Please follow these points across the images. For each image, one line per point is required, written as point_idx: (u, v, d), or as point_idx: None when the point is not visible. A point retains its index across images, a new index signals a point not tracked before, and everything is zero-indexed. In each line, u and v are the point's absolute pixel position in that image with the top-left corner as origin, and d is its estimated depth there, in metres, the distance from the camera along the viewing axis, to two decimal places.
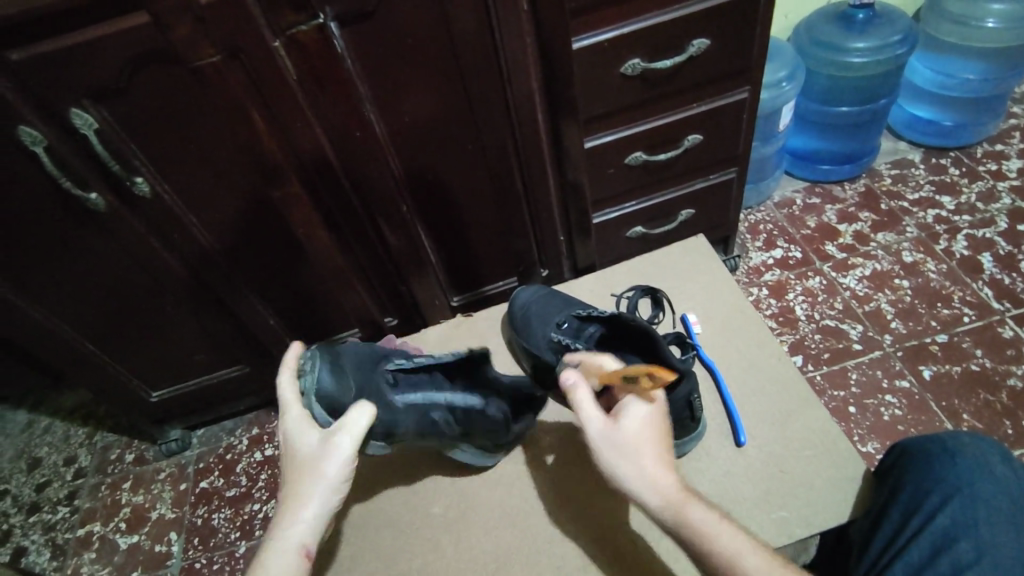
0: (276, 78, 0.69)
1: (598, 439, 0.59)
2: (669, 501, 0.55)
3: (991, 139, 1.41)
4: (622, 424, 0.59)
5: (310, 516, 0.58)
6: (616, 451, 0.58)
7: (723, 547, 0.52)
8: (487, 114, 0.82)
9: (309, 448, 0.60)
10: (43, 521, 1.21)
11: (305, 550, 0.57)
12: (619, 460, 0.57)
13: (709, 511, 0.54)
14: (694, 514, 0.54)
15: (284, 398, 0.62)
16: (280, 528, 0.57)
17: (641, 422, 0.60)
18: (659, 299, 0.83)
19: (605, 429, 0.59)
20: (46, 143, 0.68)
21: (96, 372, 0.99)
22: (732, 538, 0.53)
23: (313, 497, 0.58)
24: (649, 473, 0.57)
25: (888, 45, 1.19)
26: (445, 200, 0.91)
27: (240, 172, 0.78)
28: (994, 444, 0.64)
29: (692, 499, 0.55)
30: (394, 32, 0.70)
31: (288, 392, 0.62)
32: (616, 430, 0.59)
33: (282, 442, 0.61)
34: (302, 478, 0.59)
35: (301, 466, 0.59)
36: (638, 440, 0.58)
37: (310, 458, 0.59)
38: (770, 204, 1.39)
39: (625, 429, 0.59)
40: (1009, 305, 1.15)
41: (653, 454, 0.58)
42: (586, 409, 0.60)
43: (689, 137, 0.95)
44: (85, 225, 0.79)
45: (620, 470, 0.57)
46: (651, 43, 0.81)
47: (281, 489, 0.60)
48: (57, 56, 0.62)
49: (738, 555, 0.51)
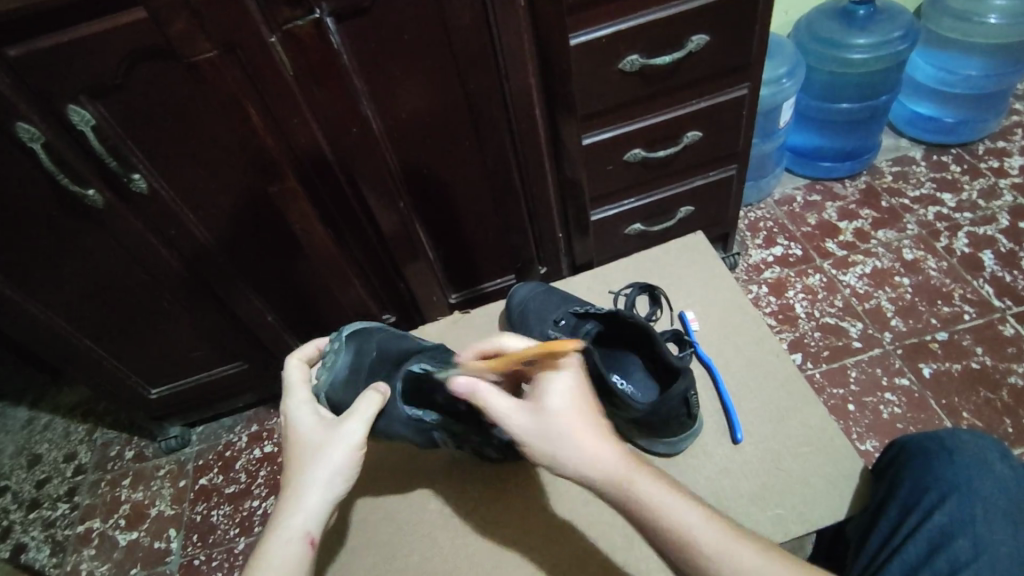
0: (273, 74, 0.69)
1: (528, 428, 0.55)
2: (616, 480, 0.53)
3: (993, 136, 1.40)
4: (551, 409, 0.55)
5: (315, 502, 0.58)
6: (551, 437, 0.54)
7: (675, 522, 0.51)
8: (485, 111, 0.82)
9: (317, 436, 0.62)
10: (43, 517, 1.21)
11: (309, 537, 0.57)
12: (555, 446, 0.54)
13: (655, 482, 0.53)
14: (642, 488, 0.52)
15: (294, 385, 0.67)
16: (284, 515, 0.58)
17: (570, 400, 0.56)
18: (657, 296, 0.83)
19: (532, 418, 0.55)
20: (43, 139, 0.68)
21: (95, 369, 0.99)
22: (681, 506, 0.52)
23: (320, 484, 0.59)
24: (591, 455, 0.54)
25: (889, 42, 1.19)
26: (443, 197, 0.91)
27: (238, 169, 0.78)
28: (995, 443, 0.63)
29: (639, 471, 0.53)
30: (391, 28, 0.70)
31: (296, 377, 0.69)
32: (547, 415, 0.55)
33: (289, 433, 0.64)
34: (307, 464, 0.60)
35: (307, 453, 0.61)
36: (571, 422, 0.55)
37: (317, 446, 0.61)
38: (771, 201, 1.39)
39: (552, 412, 0.55)
40: (1010, 303, 1.14)
41: (589, 432, 0.55)
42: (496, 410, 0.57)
43: (688, 133, 0.95)
44: (83, 222, 0.79)
45: (559, 456, 0.54)
46: (650, 40, 0.80)
47: (286, 476, 0.60)
48: (54, 52, 0.62)
49: (687, 525, 0.51)
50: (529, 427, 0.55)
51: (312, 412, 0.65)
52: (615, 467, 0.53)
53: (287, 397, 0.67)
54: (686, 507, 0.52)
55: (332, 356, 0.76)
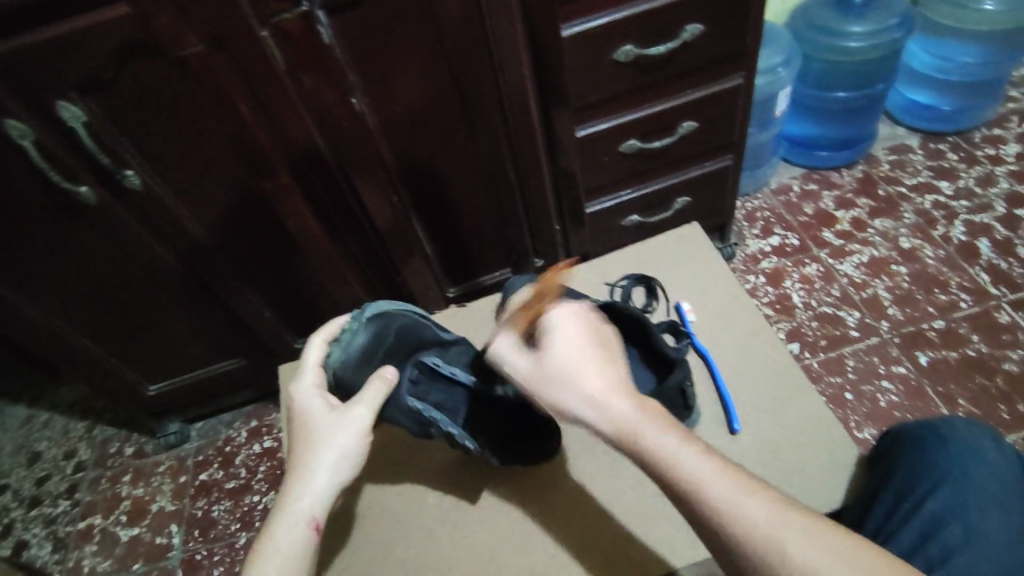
0: (263, 68, 0.69)
1: (535, 377, 0.55)
2: (620, 428, 0.50)
3: (989, 124, 1.40)
4: (553, 360, 0.54)
5: (321, 485, 0.59)
6: (553, 388, 0.53)
7: (679, 471, 0.47)
8: (478, 103, 0.81)
9: (323, 420, 0.62)
10: (44, 514, 1.21)
11: (314, 521, 0.57)
12: (559, 397, 0.53)
13: (663, 429, 0.49)
14: (648, 435, 0.49)
15: (306, 366, 0.68)
16: (291, 496, 0.58)
17: (567, 345, 0.55)
18: (652, 288, 0.84)
19: (537, 368, 0.55)
20: (35, 137, 0.68)
21: (93, 366, 0.99)
22: (694, 456, 0.47)
23: (328, 467, 0.59)
24: (596, 406, 0.51)
25: (885, 29, 1.18)
26: (438, 190, 0.91)
27: (231, 164, 0.78)
28: (986, 429, 0.64)
29: (645, 418, 0.50)
30: (382, 20, 0.70)
31: (312, 361, 0.69)
32: (551, 364, 0.54)
33: (296, 418, 0.64)
34: (314, 447, 0.60)
35: (314, 437, 0.61)
36: (575, 370, 0.53)
37: (324, 430, 0.62)
38: (767, 190, 1.39)
39: (554, 362, 0.54)
40: (1007, 290, 1.15)
41: (593, 379, 0.52)
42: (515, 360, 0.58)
43: (684, 124, 0.95)
44: (76, 219, 0.79)
45: (563, 404, 0.53)
46: (643, 30, 0.80)
47: (292, 460, 0.61)
48: (41, 48, 0.62)
49: (701, 480, 0.46)
50: (535, 376, 0.55)
51: (321, 396, 0.65)
52: (622, 414, 0.50)
53: (299, 379, 0.67)
54: (694, 454, 0.47)
55: (350, 333, 0.70)
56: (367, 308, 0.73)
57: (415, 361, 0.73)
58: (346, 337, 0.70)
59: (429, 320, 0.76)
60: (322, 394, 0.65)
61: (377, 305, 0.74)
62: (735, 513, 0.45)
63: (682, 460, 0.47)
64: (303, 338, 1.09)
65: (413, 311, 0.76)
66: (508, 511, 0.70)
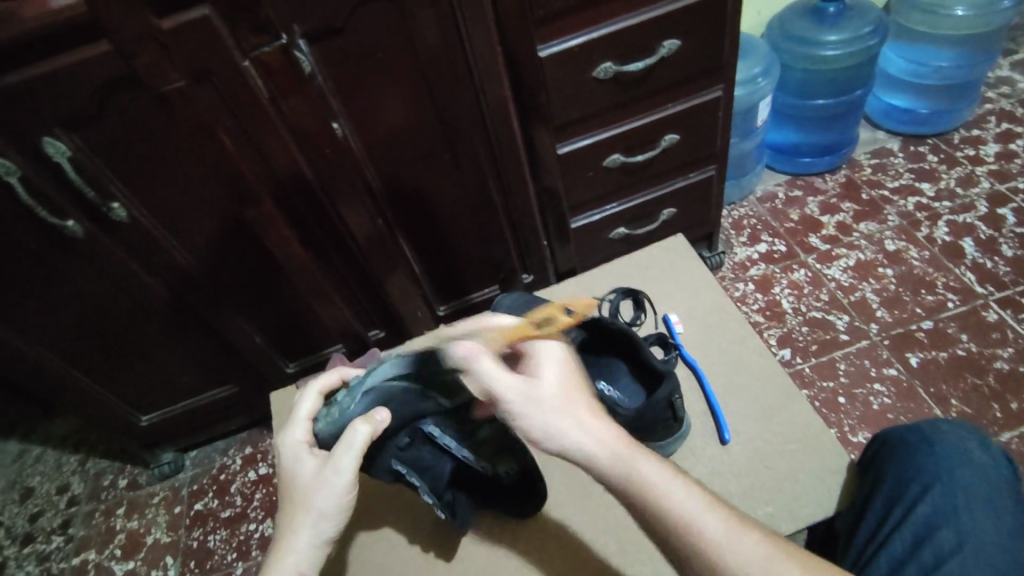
0: (247, 97, 0.69)
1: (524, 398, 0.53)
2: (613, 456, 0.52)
3: (968, 125, 1.42)
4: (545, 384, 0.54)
5: (303, 545, 0.57)
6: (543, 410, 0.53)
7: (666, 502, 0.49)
8: (461, 124, 0.82)
9: (305, 476, 0.59)
10: (37, 551, 1.20)
11: None
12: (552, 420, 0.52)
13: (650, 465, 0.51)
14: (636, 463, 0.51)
15: (296, 416, 0.63)
16: (273, 558, 0.57)
17: (557, 370, 0.55)
18: (639, 300, 0.82)
19: (528, 390, 0.54)
20: (19, 173, 0.68)
21: (83, 399, 0.99)
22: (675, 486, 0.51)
23: (309, 528, 0.57)
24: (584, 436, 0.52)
25: (860, 37, 1.20)
26: (424, 211, 0.92)
27: (217, 193, 0.78)
28: (973, 430, 0.64)
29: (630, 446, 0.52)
30: (363, 48, 0.71)
31: (303, 412, 0.64)
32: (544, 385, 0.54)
33: (282, 471, 0.61)
34: (297, 505, 0.58)
35: (295, 496, 0.58)
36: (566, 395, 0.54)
37: (305, 488, 0.58)
38: (753, 198, 1.40)
39: (548, 384, 0.54)
40: (993, 289, 1.16)
41: (580, 405, 0.54)
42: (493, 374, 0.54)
43: (666, 137, 0.96)
44: (63, 253, 0.79)
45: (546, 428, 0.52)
46: (621, 47, 0.81)
47: (280, 513, 0.59)
48: (24, 86, 0.62)
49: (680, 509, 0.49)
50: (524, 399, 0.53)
51: (306, 448, 0.61)
52: (612, 441, 0.52)
53: (285, 429, 0.63)
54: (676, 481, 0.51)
55: (345, 400, 0.61)
56: (368, 375, 0.63)
57: (410, 429, 0.66)
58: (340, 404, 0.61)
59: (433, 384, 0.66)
60: (306, 448, 0.61)
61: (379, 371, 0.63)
62: (717, 537, 0.48)
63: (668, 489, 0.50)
64: (295, 363, 1.09)
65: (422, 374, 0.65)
66: (503, 532, 0.72)
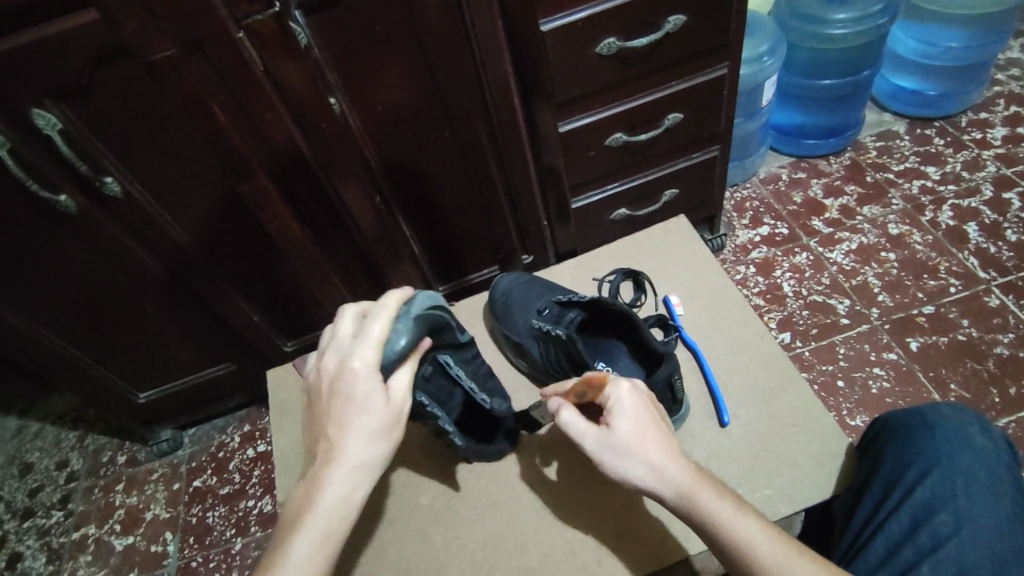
0: (241, 71, 0.68)
1: (598, 443, 0.57)
2: (679, 491, 0.53)
3: (975, 108, 1.40)
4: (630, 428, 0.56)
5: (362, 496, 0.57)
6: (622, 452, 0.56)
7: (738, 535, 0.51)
8: (461, 101, 0.81)
9: (380, 418, 0.57)
10: (37, 526, 1.21)
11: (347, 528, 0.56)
12: (620, 461, 0.55)
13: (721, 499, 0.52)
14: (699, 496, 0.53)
15: (371, 338, 0.57)
16: (328, 475, 0.55)
17: (630, 416, 0.56)
18: (640, 282, 0.82)
19: (601, 434, 0.56)
20: (9, 145, 0.67)
21: (80, 375, 0.99)
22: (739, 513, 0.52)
23: (368, 449, 0.57)
24: (654, 472, 0.54)
25: (869, 15, 1.18)
26: (424, 189, 0.91)
27: (212, 168, 0.77)
28: (975, 415, 0.63)
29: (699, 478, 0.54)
30: (360, 19, 0.69)
31: (373, 333, 0.57)
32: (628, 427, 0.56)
33: (338, 389, 0.57)
34: (362, 449, 0.56)
35: (356, 415, 0.56)
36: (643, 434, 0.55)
37: (379, 429, 0.57)
38: (756, 180, 1.39)
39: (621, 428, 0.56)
40: (996, 274, 1.15)
41: (653, 443, 0.55)
42: (578, 427, 0.58)
43: (669, 116, 0.94)
44: (56, 227, 0.78)
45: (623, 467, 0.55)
46: (625, 22, 0.79)
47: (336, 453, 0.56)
48: (11, 55, 0.61)
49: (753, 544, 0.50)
50: (598, 442, 0.56)
51: (378, 380, 0.57)
52: (682, 478, 0.53)
53: (360, 348, 0.57)
54: (741, 515, 0.51)
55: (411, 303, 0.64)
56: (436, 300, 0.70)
57: (431, 360, 0.69)
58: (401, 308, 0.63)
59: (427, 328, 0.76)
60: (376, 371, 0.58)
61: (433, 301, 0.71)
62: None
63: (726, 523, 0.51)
64: (293, 341, 1.08)
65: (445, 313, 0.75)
66: (499, 514, 0.72)
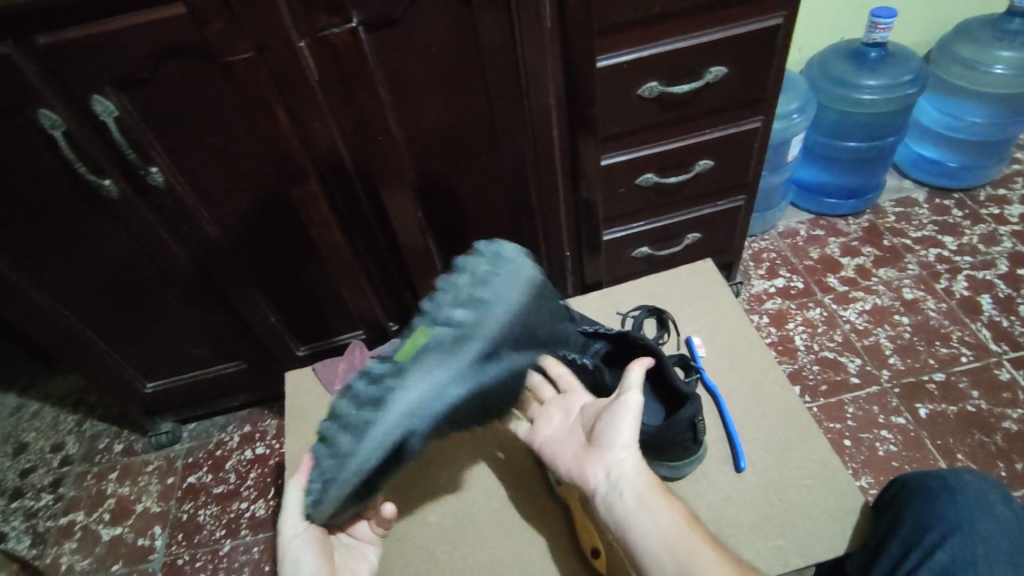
0: (299, 78, 0.70)
1: (625, 407, 0.60)
2: (637, 483, 0.56)
3: (994, 183, 1.42)
4: (615, 407, 0.61)
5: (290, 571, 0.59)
6: (589, 449, 0.61)
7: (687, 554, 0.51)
8: (504, 127, 0.83)
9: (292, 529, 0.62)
10: (25, 507, 1.19)
11: None
12: (616, 427, 0.59)
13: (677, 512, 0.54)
14: (633, 492, 0.55)
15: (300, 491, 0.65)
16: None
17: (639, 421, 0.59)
18: (664, 320, 0.83)
19: (630, 405, 0.60)
20: (65, 127, 0.69)
21: (93, 358, 0.99)
22: (673, 521, 0.53)
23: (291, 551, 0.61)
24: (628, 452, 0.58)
25: (899, 85, 1.22)
26: (456, 209, 0.92)
27: (255, 169, 0.79)
28: (996, 486, 0.64)
29: (641, 478, 0.56)
30: (417, 40, 0.72)
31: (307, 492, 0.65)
32: (618, 404, 0.60)
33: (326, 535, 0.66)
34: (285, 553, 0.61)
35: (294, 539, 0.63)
36: (615, 420, 0.60)
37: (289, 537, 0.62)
38: (775, 233, 1.41)
39: (630, 426, 0.59)
40: (1007, 348, 1.16)
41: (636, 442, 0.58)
42: (627, 397, 0.60)
43: (700, 162, 0.96)
44: (95, 211, 0.79)
45: (617, 432, 0.58)
46: (669, 69, 0.82)
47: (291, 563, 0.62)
48: (83, 43, 0.63)
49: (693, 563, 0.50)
50: (625, 407, 0.60)
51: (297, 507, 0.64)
52: (643, 480, 0.56)
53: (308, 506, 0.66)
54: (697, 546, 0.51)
55: (326, 479, 0.59)
56: (360, 441, 0.58)
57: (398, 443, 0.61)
58: (323, 474, 0.59)
59: (388, 363, 0.60)
60: (305, 522, 0.62)
61: (364, 426, 0.58)
62: None
63: (643, 519, 0.53)
64: (306, 346, 1.08)
65: (396, 412, 0.59)
66: (508, 537, 0.72)
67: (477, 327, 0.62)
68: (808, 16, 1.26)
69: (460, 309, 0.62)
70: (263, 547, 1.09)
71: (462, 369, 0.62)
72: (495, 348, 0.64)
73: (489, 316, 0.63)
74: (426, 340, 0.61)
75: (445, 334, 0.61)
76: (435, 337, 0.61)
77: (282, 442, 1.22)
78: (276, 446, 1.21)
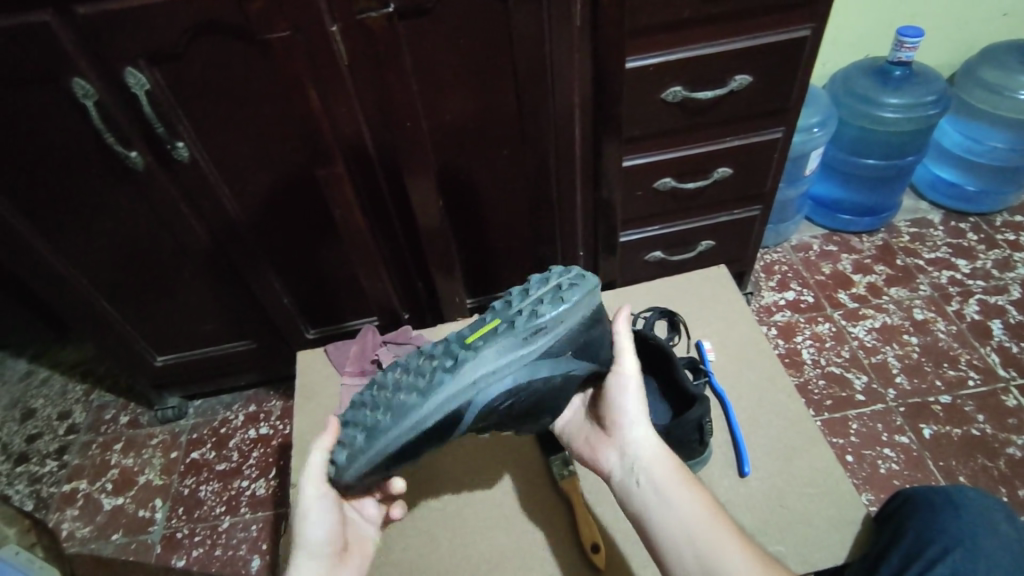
0: (330, 61, 0.71)
1: (620, 379, 0.65)
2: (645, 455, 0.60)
3: (1012, 210, 1.42)
4: (613, 381, 0.65)
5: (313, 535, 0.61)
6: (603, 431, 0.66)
7: (705, 539, 0.53)
8: (527, 121, 0.83)
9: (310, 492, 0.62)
10: (30, 472, 1.21)
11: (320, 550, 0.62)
12: (619, 402, 0.64)
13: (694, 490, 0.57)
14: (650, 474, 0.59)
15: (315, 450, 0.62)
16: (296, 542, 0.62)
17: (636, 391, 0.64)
18: (675, 324, 0.86)
19: (623, 379, 0.65)
20: (96, 97, 0.70)
21: (106, 328, 1.00)
22: (691, 498, 0.56)
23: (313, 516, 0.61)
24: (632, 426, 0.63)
25: (922, 105, 1.21)
26: (474, 201, 0.93)
27: (280, 149, 0.80)
28: (1000, 504, 0.64)
29: (657, 456, 0.60)
30: (447, 30, 0.72)
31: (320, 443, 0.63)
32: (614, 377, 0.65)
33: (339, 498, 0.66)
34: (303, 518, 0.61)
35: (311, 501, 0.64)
36: (618, 398, 0.64)
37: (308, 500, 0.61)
38: (788, 246, 1.41)
39: (629, 403, 0.63)
40: (1015, 373, 1.15)
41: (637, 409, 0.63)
42: (621, 369, 0.65)
43: (718, 169, 0.96)
44: (120, 181, 0.80)
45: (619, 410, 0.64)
46: (694, 75, 0.82)
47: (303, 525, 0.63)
48: (120, 15, 0.64)
49: (711, 542, 0.53)
50: (618, 379, 0.65)
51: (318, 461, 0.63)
52: (649, 448, 0.61)
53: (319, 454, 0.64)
54: (713, 523, 0.54)
55: (361, 439, 0.59)
56: (410, 413, 0.58)
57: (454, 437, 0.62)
58: (359, 434, 0.59)
59: (458, 341, 0.60)
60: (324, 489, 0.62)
61: (418, 394, 0.58)
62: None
63: (661, 505, 0.56)
64: (316, 330, 1.09)
65: (448, 392, 0.58)
66: (511, 526, 0.72)
67: (556, 325, 0.60)
68: (834, 31, 1.27)
69: (536, 304, 0.60)
70: (262, 526, 1.10)
71: (530, 364, 0.59)
72: (561, 350, 0.61)
73: (569, 322, 0.60)
74: (498, 326, 0.59)
75: (522, 325, 0.59)
76: (509, 325, 0.59)
77: (286, 423, 1.23)
78: (279, 427, 1.22)
